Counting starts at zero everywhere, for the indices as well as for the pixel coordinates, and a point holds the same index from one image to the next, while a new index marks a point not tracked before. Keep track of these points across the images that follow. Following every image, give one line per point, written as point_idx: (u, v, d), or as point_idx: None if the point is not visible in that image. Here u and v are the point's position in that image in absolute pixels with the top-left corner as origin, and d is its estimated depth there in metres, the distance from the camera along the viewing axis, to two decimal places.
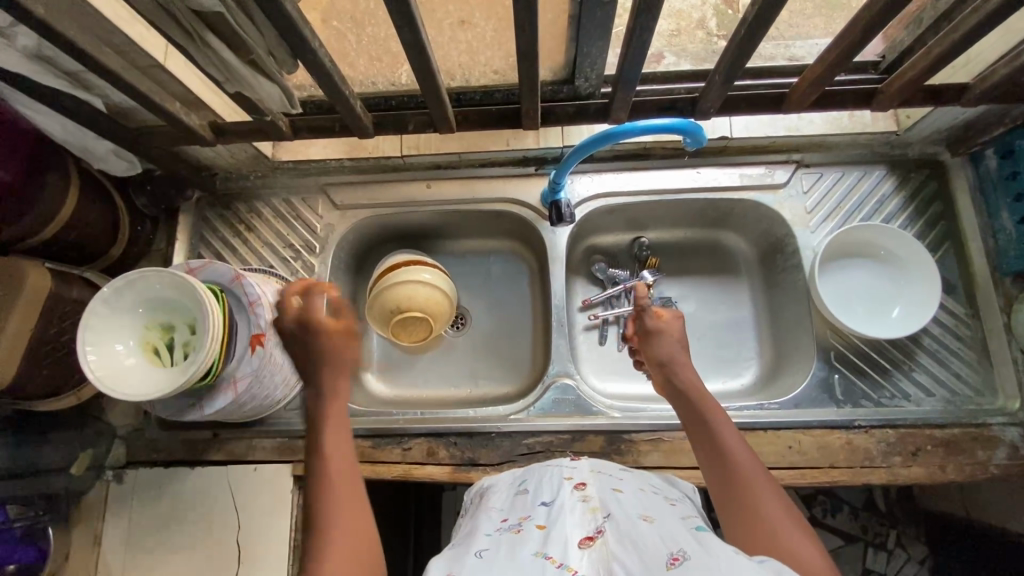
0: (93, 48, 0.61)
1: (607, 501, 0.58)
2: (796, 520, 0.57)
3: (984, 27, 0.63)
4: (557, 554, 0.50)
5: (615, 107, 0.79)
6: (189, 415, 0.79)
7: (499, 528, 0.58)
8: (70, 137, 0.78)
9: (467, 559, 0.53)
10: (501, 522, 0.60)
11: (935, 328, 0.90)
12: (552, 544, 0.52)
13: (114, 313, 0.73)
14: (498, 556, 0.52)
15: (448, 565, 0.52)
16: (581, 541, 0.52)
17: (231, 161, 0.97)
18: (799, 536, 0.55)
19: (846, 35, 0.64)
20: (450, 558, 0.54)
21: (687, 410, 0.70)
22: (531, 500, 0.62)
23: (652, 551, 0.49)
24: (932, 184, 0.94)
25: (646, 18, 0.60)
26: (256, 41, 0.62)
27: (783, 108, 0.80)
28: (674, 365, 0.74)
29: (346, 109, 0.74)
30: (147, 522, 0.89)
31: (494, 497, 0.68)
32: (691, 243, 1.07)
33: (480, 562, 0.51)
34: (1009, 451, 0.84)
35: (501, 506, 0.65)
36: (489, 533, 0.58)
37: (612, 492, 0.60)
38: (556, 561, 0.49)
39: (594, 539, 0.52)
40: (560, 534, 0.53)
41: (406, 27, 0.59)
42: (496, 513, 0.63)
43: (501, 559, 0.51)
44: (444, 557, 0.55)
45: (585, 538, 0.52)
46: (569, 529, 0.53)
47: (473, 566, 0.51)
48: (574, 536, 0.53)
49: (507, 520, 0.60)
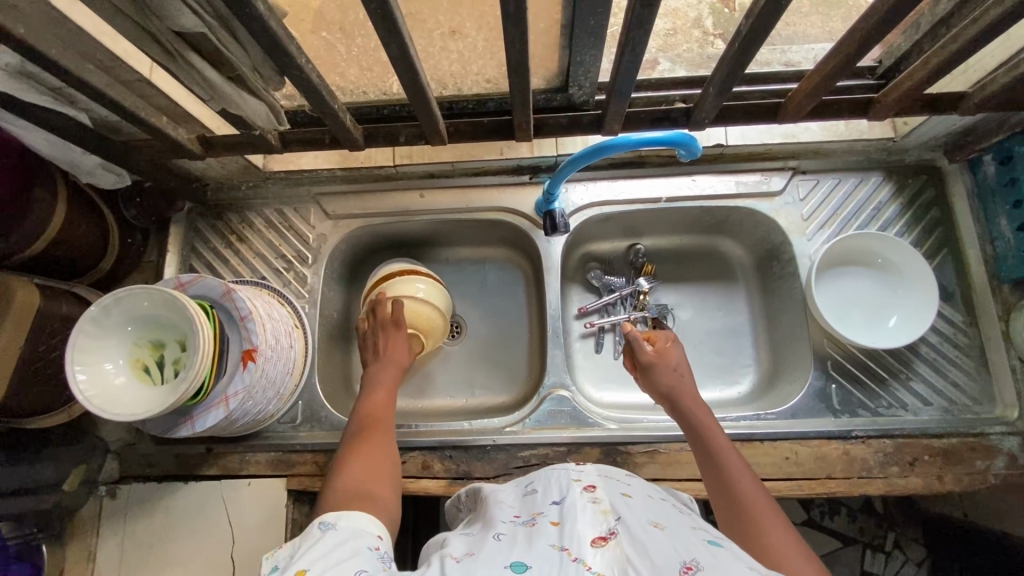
0: (74, 65, 0.60)
1: (618, 504, 0.56)
2: (798, 540, 0.56)
3: (983, 38, 0.62)
4: (573, 548, 0.50)
5: (608, 119, 0.78)
6: (181, 432, 0.78)
7: (514, 520, 0.58)
8: (56, 153, 0.77)
9: (486, 541, 0.55)
10: (515, 516, 0.60)
11: (932, 336, 0.90)
12: (567, 538, 0.51)
13: (102, 332, 0.72)
14: (515, 544, 0.53)
15: (467, 547, 0.55)
16: (594, 541, 0.51)
17: (221, 172, 0.96)
18: (800, 552, 0.55)
19: (844, 47, 0.63)
20: (469, 540, 0.56)
21: (693, 437, 0.70)
22: (542, 499, 0.61)
23: (664, 558, 0.48)
24: (930, 189, 0.94)
25: (639, 31, 0.59)
26: (241, 59, 0.61)
27: (778, 117, 0.79)
28: (679, 392, 0.75)
29: (335, 123, 0.73)
30: (138, 539, 0.88)
31: (501, 494, 0.68)
32: (686, 250, 1.06)
33: (497, 547, 0.53)
34: (1007, 460, 0.83)
35: (511, 502, 0.64)
36: (505, 522, 0.58)
37: (622, 497, 0.58)
38: (572, 555, 0.49)
39: (607, 539, 0.51)
40: (574, 532, 0.52)
41: (394, 41, 0.58)
42: (508, 509, 0.63)
43: (517, 548, 0.52)
44: (463, 540, 0.57)
45: (598, 537, 0.51)
46: (582, 528, 0.52)
47: (491, 550, 0.53)
48: (587, 535, 0.51)
49: (521, 515, 0.59)
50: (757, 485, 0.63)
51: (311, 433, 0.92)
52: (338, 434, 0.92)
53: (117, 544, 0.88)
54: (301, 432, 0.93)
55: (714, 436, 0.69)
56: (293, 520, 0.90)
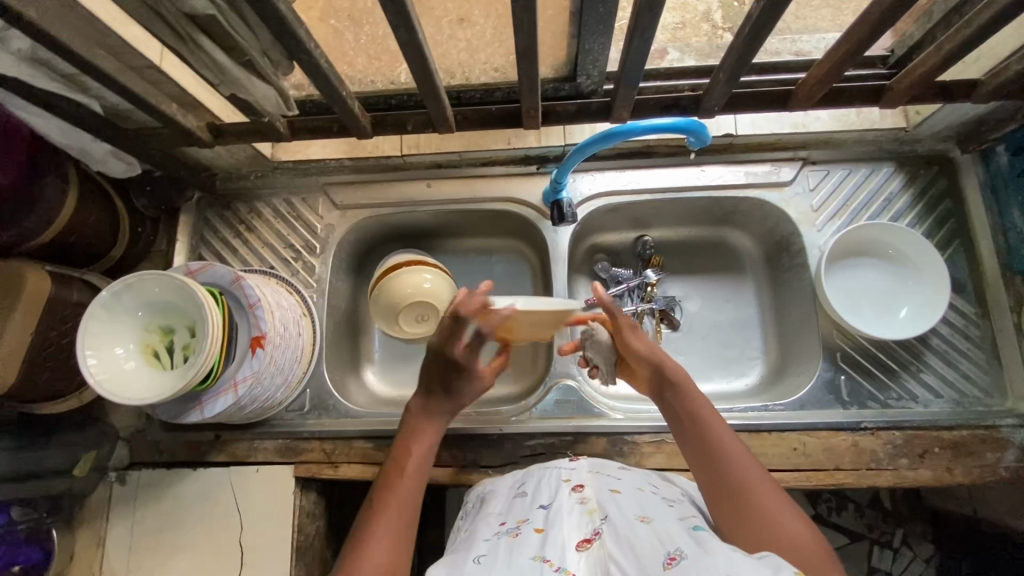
0: (86, 50, 0.60)
1: (603, 501, 0.59)
2: (798, 517, 0.58)
3: (999, 21, 0.61)
4: (554, 558, 0.51)
5: (618, 104, 0.77)
6: (189, 417, 0.79)
7: (497, 532, 0.58)
8: (68, 141, 0.77)
9: (465, 565, 0.53)
10: (500, 525, 0.61)
11: (943, 328, 0.89)
12: (550, 547, 0.53)
13: (113, 316, 0.73)
14: (496, 560, 0.52)
15: (446, 571, 0.53)
16: (578, 544, 0.53)
17: (230, 161, 0.96)
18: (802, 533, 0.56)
19: (854, 31, 0.62)
20: (451, 562, 0.54)
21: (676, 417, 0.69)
22: (529, 503, 0.63)
23: (649, 551, 0.49)
24: (942, 180, 0.93)
25: (648, 16, 0.59)
26: (250, 42, 0.61)
27: (788, 105, 0.78)
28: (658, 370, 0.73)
29: (343, 109, 0.73)
30: (148, 525, 0.89)
31: (492, 500, 0.69)
32: (694, 242, 1.06)
33: (476, 567, 0.52)
34: (1018, 453, 0.82)
35: (499, 509, 0.65)
36: (488, 538, 0.58)
37: (610, 492, 0.62)
38: (554, 565, 0.50)
39: (591, 541, 0.53)
40: (558, 537, 0.54)
41: (401, 26, 0.58)
42: (495, 516, 0.64)
43: (499, 563, 0.52)
44: (443, 563, 0.55)
45: (582, 540, 0.54)
46: (566, 532, 0.55)
47: (471, 572, 0.51)
48: (572, 539, 0.54)
49: (506, 524, 0.60)
50: (749, 461, 0.63)
51: (318, 421, 0.93)
52: (346, 422, 0.93)
53: (127, 528, 0.89)
54: (309, 420, 0.93)
55: (701, 415, 0.67)
56: (300, 507, 0.89)
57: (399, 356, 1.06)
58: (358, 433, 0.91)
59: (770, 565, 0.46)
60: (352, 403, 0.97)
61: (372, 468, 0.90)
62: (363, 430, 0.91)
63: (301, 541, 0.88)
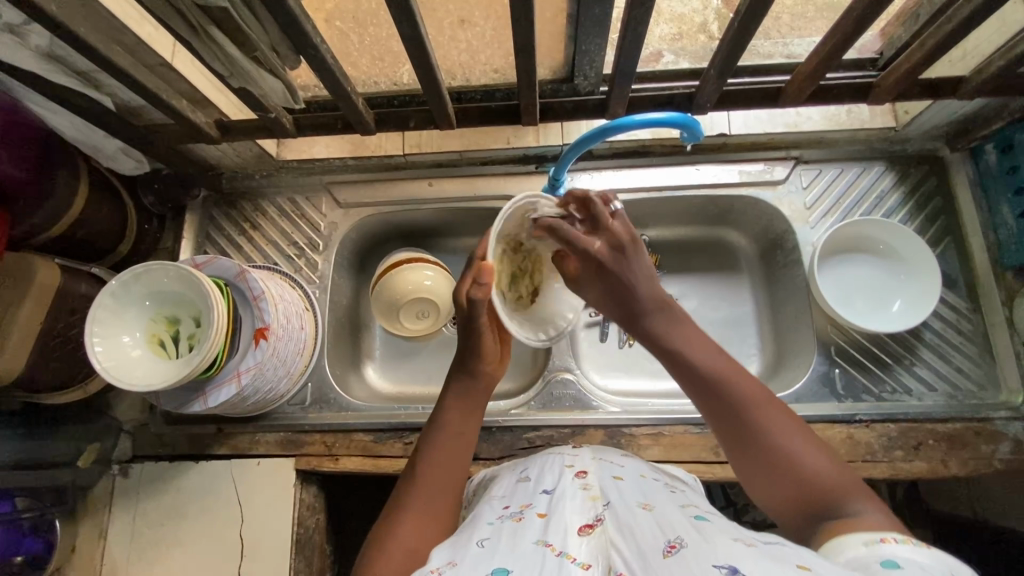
0: (105, 47, 0.63)
1: (607, 489, 0.57)
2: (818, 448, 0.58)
3: (982, 13, 0.64)
4: (557, 542, 0.49)
5: (613, 101, 0.79)
6: (192, 407, 0.80)
7: (501, 516, 0.57)
8: (80, 135, 0.79)
9: (468, 548, 0.52)
10: (503, 510, 0.59)
11: (935, 322, 0.91)
12: (553, 531, 0.51)
13: (120, 305, 0.75)
14: (500, 545, 0.51)
15: (449, 555, 0.52)
16: (581, 529, 0.51)
17: (236, 160, 0.98)
18: (813, 452, 0.57)
19: (835, 32, 0.66)
20: (452, 547, 0.53)
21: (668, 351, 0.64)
22: (532, 488, 0.61)
23: (649, 538, 0.48)
24: (932, 179, 0.95)
25: (640, 12, 0.61)
26: (260, 37, 0.64)
27: (780, 101, 0.81)
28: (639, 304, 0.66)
29: (348, 106, 0.75)
30: (151, 516, 0.90)
31: (496, 485, 0.67)
32: (691, 241, 1.07)
33: (480, 551, 0.50)
34: (1012, 445, 0.83)
35: (502, 493, 0.64)
36: (490, 522, 0.57)
37: (613, 479, 0.60)
38: (556, 549, 0.48)
39: (594, 526, 0.51)
40: (560, 522, 0.52)
41: (404, 21, 0.60)
42: (498, 501, 0.62)
43: (502, 550, 0.50)
44: (445, 546, 0.54)
45: (584, 525, 0.51)
46: (569, 517, 0.52)
47: (474, 556, 0.50)
48: (574, 524, 0.52)
49: (509, 508, 0.58)
50: (751, 384, 0.61)
51: (319, 414, 0.94)
52: (347, 415, 0.94)
53: (129, 521, 0.90)
54: (310, 413, 0.94)
55: (701, 358, 0.62)
56: (300, 500, 0.90)
57: (397, 351, 1.07)
58: (359, 426, 0.93)
59: (774, 558, 0.45)
60: (351, 397, 0.98)
61: (373, 460, 0.91)
62: (364, 423, 0.93)
63: (300, 535, 0.88)
